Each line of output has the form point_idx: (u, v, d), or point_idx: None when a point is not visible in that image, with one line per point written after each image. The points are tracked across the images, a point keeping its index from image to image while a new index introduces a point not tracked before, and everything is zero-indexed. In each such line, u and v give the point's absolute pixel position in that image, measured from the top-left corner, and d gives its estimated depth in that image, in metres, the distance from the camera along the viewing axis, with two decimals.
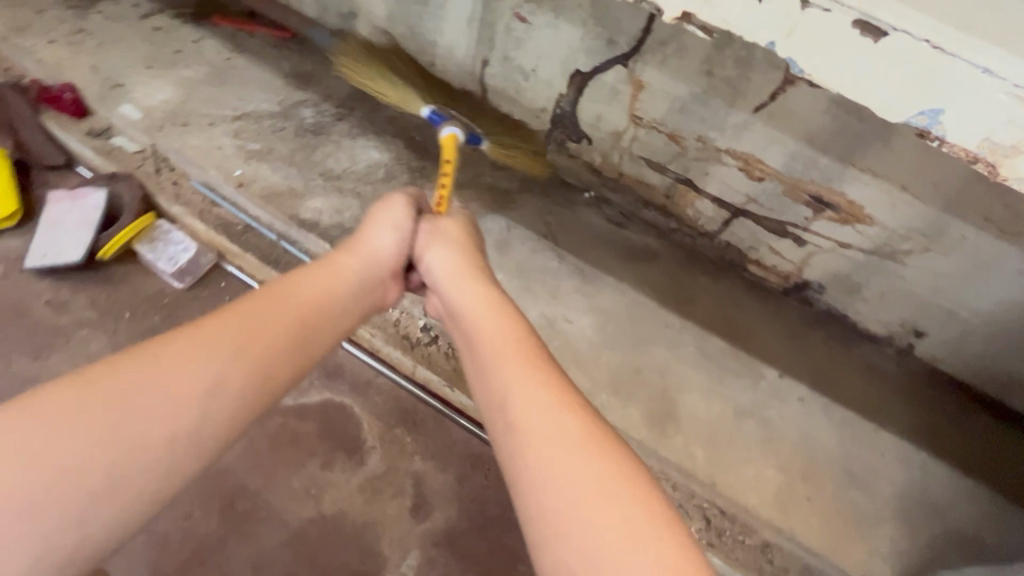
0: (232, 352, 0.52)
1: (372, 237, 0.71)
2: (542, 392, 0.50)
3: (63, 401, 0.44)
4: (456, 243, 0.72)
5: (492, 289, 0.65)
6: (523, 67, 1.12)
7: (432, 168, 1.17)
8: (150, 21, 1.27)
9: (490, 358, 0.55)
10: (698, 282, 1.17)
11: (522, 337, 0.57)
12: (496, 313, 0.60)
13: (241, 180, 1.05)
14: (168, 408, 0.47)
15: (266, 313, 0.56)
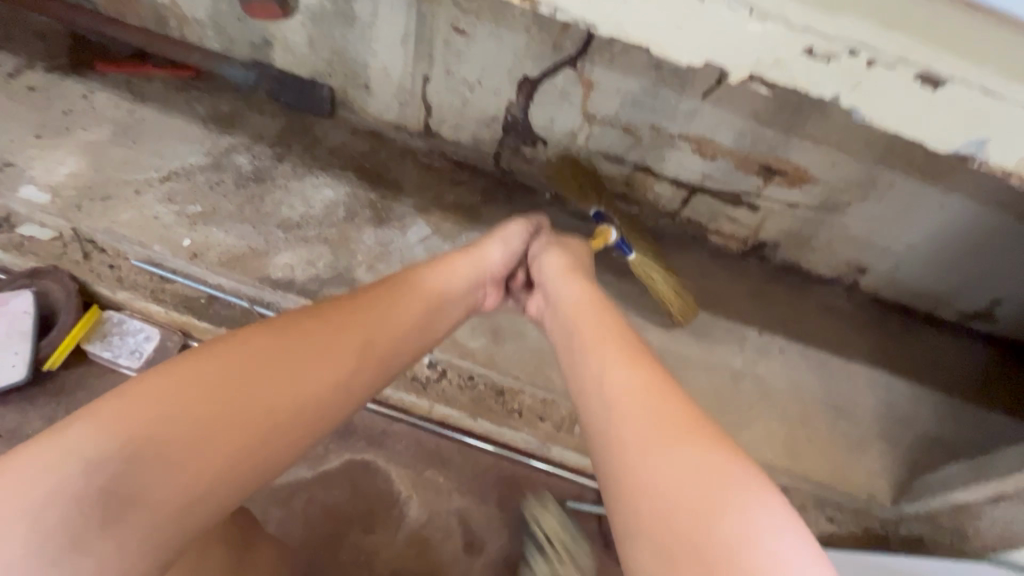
0: (327, 362, 0.55)
1: (490, 253, 0.82)
2: (649, 385, 0.56)
3: (244, 363, 0.51)
4: (569, 264, 0.82)
5: (598, 303, 0.72)
6: (468, 80, 1.09)
7: (393, 197, 1.13)
8: (23, 81, 1.10)
9: (599, 352, 0.62)
10: (669, 261, 1.23)
11: (621, 342, 0.63)
12: (603, 324, 0.67)
13: (192, 249, 0.95)
14: (268, 407, 0.50)
15: (392, 312, 0.64)
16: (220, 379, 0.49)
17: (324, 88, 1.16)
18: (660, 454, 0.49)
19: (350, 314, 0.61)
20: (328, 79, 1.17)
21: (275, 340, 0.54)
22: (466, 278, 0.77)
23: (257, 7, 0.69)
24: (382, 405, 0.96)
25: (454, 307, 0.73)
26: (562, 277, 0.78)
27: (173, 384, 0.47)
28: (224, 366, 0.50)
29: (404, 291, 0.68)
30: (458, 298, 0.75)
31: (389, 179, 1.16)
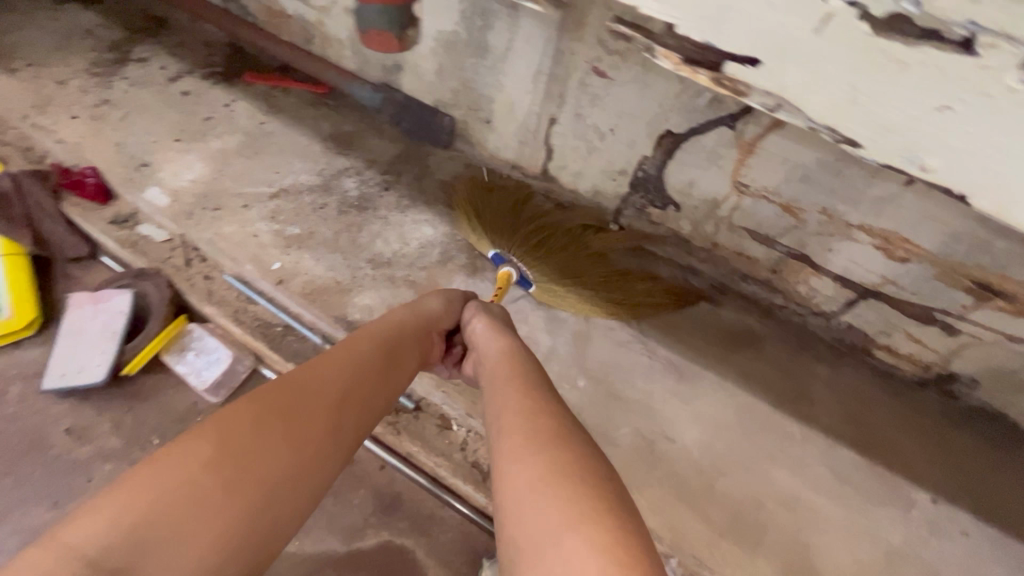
0: (315, 413, 0.55)
1: (429, 301, 0.74)
2: (540, 439, 0.52)
3: (211, 445, 0.50)
4: (495, 322, 0.73)
5: (510, 349, 0.68)
6: (599, 127, 0.95)
7: (492, 245, 1.02)
8: (179, 84, 1.16)
9: (496, 406, 0.59)
10: (815, 373, 0.97)
11: (522, 387, 0.60)
12: (507, 375, 0.62)
13: (282, 274, 0.92)
14: (261, 477, 0.50)
15: (351, 371, 0.60)
16: (209, 465, 0.49)
17: (446, 118, 1.09)
18: (548, 518, 0.45)
19: (331, 365, 0.60)
20: (450, 109, 1.10)
21: (253, 406, 0.53)
22: (415, 328, 0.70)
23: (375, 39, 0.61)
24: (435, 483, 0.85)
25: (410, 357, 0.68)
26: (493, 340, 0.69)
27: (160, 469, 0.48)
28: (206, 449, 0.49)
29: (371, 342, 0.65)
30: (416, 346, 0.69)
31: None
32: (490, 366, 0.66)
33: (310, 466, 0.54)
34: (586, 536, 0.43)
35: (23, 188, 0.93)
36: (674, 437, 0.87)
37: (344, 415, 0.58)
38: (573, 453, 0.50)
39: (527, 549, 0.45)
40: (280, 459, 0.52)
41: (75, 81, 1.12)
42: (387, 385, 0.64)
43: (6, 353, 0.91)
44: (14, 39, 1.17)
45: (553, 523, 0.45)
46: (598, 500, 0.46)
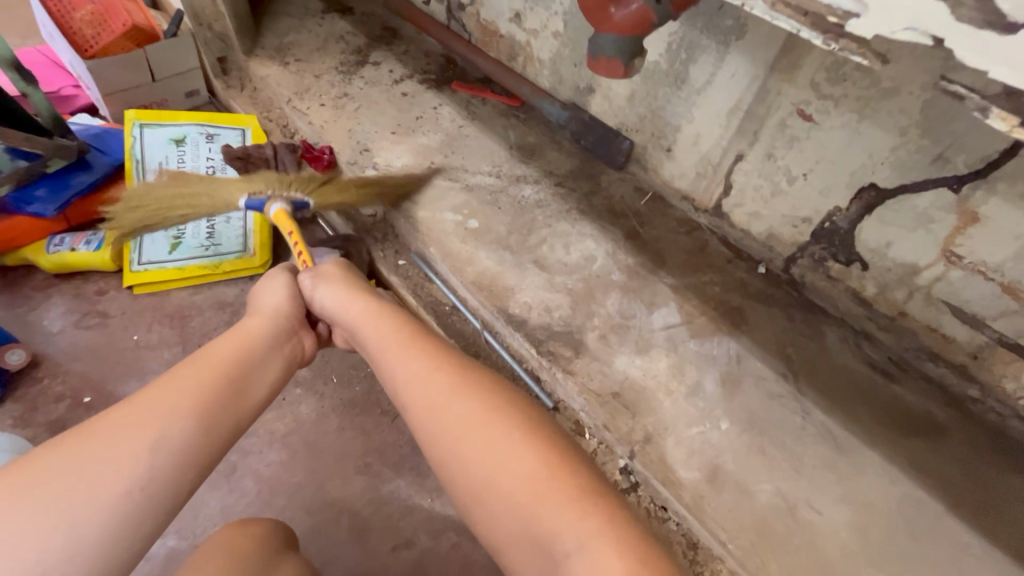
0: (192, 417, 0.60)
1: (263, 296, 0.81)
2: (462, 395, 0.62)
3: (82, 443, 0.54)
4: (346, 286, 0.80)
5: (383, 317, 0.74)
6: (791, 169, 0.92)
7: (652, 269, 1.03)
8: (401, 86, 1.36)
9: (410, 374, 0.66)
10: (1011, 485, 0.82)
11: (411, 348, 0.69)
12: (398, 343, 0.69)
13: (458, 260, 1.03)
14: (146, 458, 0.56)
15: (208, 369, 0.65)
16: (80, 457, 0.53)
17: (626, 142, 1.14)
18: (491, 455, 0.57)
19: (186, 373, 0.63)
20: (632, 134, 1.14)
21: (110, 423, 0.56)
22: (274, 322, 0.77)
23: (603, 65, 0.67)
24: None
25: (272, 354, 0.73)
26: (351, 299, 0.77)
27: (41, 468, 0.52)
28: (81, 463, 0.53)
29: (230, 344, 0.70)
30: (280, 339, 0.75)
31: (656, 249, 1.06)
32: (366, 330, 0.74)
33: (191, 461, 0.59)
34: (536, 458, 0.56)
35: (280, 159, 1.18)
36: (821, 509, 0.80)
37: (224, 415, 0.63)
38: (493, 399, 0.62)
39: (484, 485, 0.57)
40: (161, 461, 0.56)
41: (326, 76, 1.36)
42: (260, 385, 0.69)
43: (243, 284, 1.13)
44: (289, 38, 1.45)
45: (505, 456, 0.57)
46: (538, 431, 0.59)
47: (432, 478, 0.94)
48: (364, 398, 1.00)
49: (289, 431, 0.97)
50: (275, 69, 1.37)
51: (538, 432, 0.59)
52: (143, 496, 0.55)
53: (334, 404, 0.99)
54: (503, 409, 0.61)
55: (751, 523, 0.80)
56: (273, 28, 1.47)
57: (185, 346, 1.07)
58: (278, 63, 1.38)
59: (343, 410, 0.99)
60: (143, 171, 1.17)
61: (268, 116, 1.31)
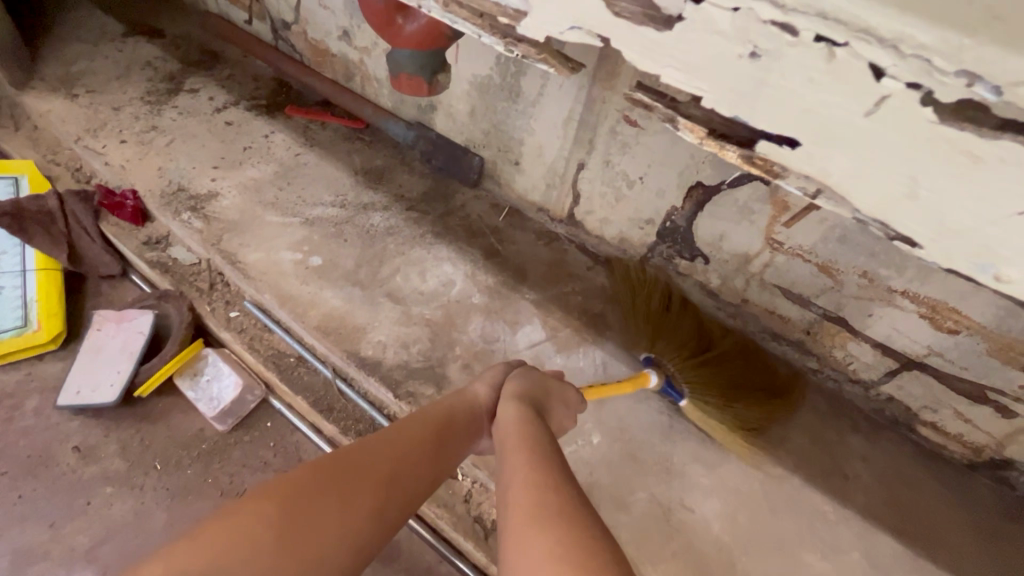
0: (359, 503, 0.51)
1: (478, 389, 0.69)
2: (562, 552, 0.42)
3: (275, 516, 0.47)
4: (527, 391, 0.68)
5: (528, 434, 0.58)
6: (628, 174, 0.93)
7: (513, 286, 1.00)
8: (224, 114, 1.21)
9: (518, 506, 0.48)
10: (850, 447, 0.89)
11: (537, 474, 0.52)
12: (533, 464, 0.53)
13: (298, 304, 0.91)
14: (321, 547, 0.48)
15: (395, 459, 0.56)
16: (269, 533, 0.46)
17: (475, 158, 1.10)
18: None
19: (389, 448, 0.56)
20: (480, 150, 1.11)
21: (324, 490, 0.50)
22: (466, 409, 0.66)
23: (405, 83, 0.62)
24: (436, 535, 0.81)
25: (452, 454, 0.62)
26: (505, 416, 0.63)
27: (219, 538, 0.45)
28: (266, 542, 0.46)
29: (428, 422, 0.62)
30: (467, 427, 0.65)
31: (516, 264, 1.03)
32: (501, 440, 0.59)
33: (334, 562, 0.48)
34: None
35: (70, 211, 0.98)
36: (692, 506, 0.82)
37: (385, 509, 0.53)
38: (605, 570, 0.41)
39: None
40: None
41: (128, 108, 1.17)
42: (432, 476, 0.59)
43: (28, 366, 0.92)
44: (79, 66, 1.24)
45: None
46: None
47: None
48: (197, 482, 0.84)
49: (101, 541, 0.79)
50: (60, 102, 1.16)
51: None
52: None
53: (159, 495, 0.83)
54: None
55: (629, 535, 0.79)
56: (57, 57, 1.25)
57: None
58: (64, 96, 1.17)
59: (172, 500, 0.83)
60: None
61: (55, 159, 1.10)
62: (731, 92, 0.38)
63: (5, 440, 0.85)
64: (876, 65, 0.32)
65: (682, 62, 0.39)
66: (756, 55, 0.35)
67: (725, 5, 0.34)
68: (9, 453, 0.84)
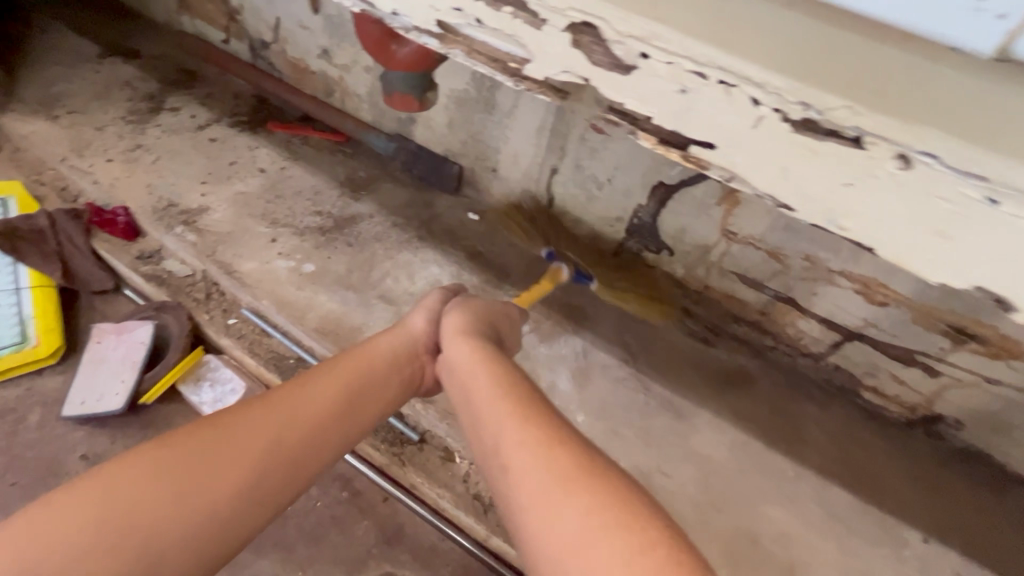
0: (223, 475, 0.53)
1: (408, 320, 0.72)
2: (538, 443, 0.51)
3: (142, 476, 0.51)
4: (471, 320, 0.70)
5: (480, 348, 0.64)
6: (598, 177, 1.03)
7: (496, 284, 1.08)
8: (207, 131, 1.25)
9: (479, 398, 0.57)
10: (805, 413, 1.00)
11: (497, 380, 0.59)
12: (489, 367, 0.60)
13: (295, 309, 0.96)
14: (205, 501, 0.52)
15: (289, 411, 0.58)
16: (136, 501, 0.49)
17: (455, 167, 1.18)
18: (550, 501, 0.46)
19: (265, 416, 0.58)
20: (459, 158, 1.18)
21: (168, 470, 0.52)
22: (388, 350, 0.69)
23: (397, 100, 0.69)
24: (438, 515, 0.87)
25: (374, 394, 0.65)
26: (455, 343, 0.65)
27: (83, 502, 0.49)
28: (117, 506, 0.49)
29: (327, 380, 0.63)
30: (389, 373, 0.67)
31: (498, 263, 1.11)
32: (464, 369, 0.62)
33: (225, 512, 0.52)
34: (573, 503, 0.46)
35: (61, 228, 1.00)
36: (670, 473, 0.90)
37: (263, 475, 0.55)
38: (553, 439, 0.51)
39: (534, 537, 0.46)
40: (166, 536, 0.49)
41: (111, 127, 1.20)
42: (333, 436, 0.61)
43: (28, 381, 0.94)
44: (57, 88, 1.26)
45: (534, 494, 0.48)
46: (579, 468, 0.48)
47: (300, 548, 0.86)
48: None
49: None
50: (42, 124, 1.18)
51: (612, 469, 0.48)
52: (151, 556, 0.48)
53: None
54: (574, 450, 0.50)
55: None
56: (34, 79, 1.27)
57: None
58: (45, 118, 1.19)
59: None
60: None
61: (39, 179, 1.12)
62: (673, 119, 0.44)
63: (10, 453, 0.87)
64: (785, 109, 0.38)
65: (632, 96, 0.44)
66: (687, 92, 0.42)
67: (662, 58, 0.41)
68: (16, 467, 0.86)
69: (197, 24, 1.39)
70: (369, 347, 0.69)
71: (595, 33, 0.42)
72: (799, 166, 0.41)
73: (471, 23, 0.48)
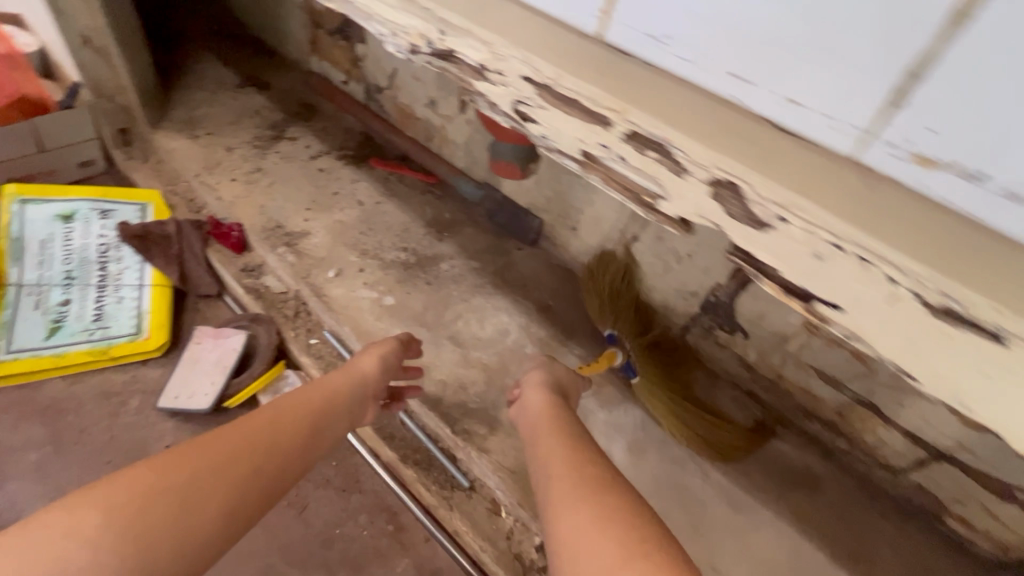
0: (232, 483, 0.59)
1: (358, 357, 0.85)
2: (613, 519, 0.52)
3: (135, 484, 0.53)
4: (551, 381, 0.80)
5: (549, 406, 0.74)
6: (678, 250, 1.03)
7: (563, 341, 1.10)
8: (317, 161, 1.37)
9: (544, 446, 0.66)
10: (877, 529, 0.93)
11: (562, 444, 0.66)
12: (547, 426, 0.70)
13: (372, 338, 1.02)
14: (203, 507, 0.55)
15: (277, 423, 0.67)
16: (130, 504, 0.51)
17: (536, 220, 1.23)
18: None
19: (259, 423, 0.66)
20: (541, 213, 1.23)
21: (183, 467, 0.57)
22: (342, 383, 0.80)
23: (502, 167, 0.73)
24: (476, 567, 0.87)
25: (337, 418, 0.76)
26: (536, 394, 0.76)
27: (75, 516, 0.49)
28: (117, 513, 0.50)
29: (304, 400, 0.73)
30: (349, 403, 0.78)
31: (566, 321, 1.13)
32: (535, 423, 0.72)
33: (211, 519, 0.55)
34: (608, 534, 0.51)
35: (184, 236, 1.13)
36: (721, 569, 0.86)
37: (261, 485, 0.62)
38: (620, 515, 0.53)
39: None
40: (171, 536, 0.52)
41: (239, 150, 1.35)
42: (318, 443, 0.72)
43: (134, 368, 1.04)
44: (200, 112, 1.43)
45: (573, 524, 0.53)
46: (622, 510, 0.53)
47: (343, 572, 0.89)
48: None
49: None
50: (183, 142, 1.33)
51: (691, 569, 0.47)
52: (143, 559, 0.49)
53: None
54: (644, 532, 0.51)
55: None
56: (184, 101, 1.45)
57: (59, 443, 0.95)
58: (186, 137, 1.34)
59: None
60: (21, 250, 1.06)
61: (174, 190, 1.26)
62: (803, 276, 0.45)
63: (111, 433, 0.97)
64: (922, 292, 0.38)
65: (766, 248, 0.45)
66: (822, 258, 0.42)
67: (802, 225, 0.41)
68: (112, 446, 0.95)
69: (324, 65, 1.55)
70: (335, 377, 0.79)
71: (732, 188, 0.43)
72: (918, 339, 0.41)
73: (614, 159, 0.51)
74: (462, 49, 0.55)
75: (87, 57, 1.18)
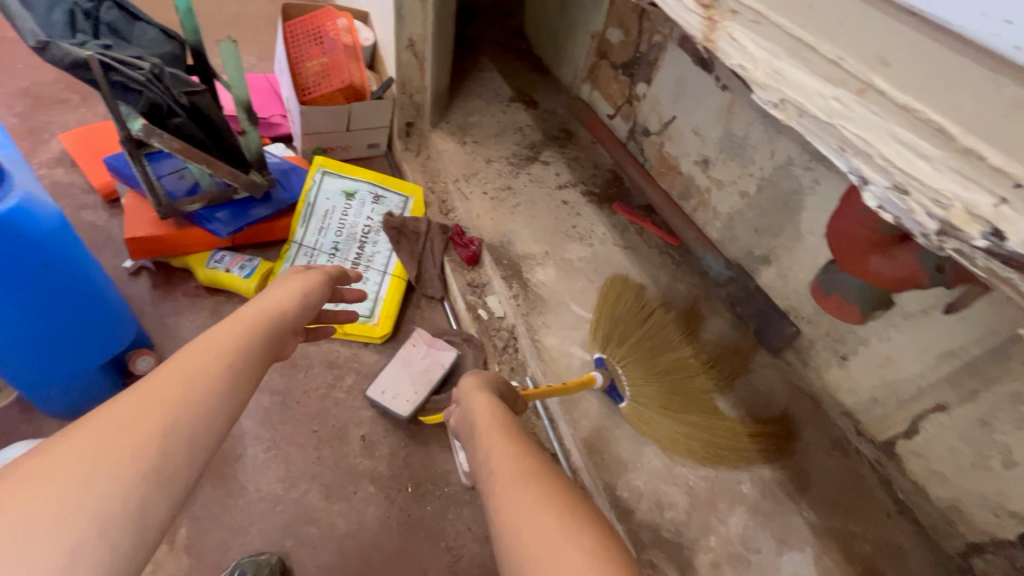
0: (176, 396, 0.45)
1: (284, 279, 0.70)
2: (508, 446, 0.56)
3: (84, 442, 0.39)
4: (484, 382, 0.75)
5: (496, 407, 0.67)
6: (1012, 454, 0.75)
7: (791, 494, 0.89)
8: (562, 192, 1.32)
9: (484, 433, 0.61)
10: None
11: (496, 424, 0.62)
12: (494, 427, 0.61)
13: (575, 408, 0.97)
14: (166, 445, 0.42)
15: (225, 330, 0.55)
16: (94, 453, 0.39)
17: (791, 328, 1.02)
18: (513, 486, 0.49)
19: (181, 370, 0.47)
20: (801, 323, 1.02)
21: (120, 402, 0.43)
22: (287, 296, 0.66)
23: (833, 303, 0.61)
24: None
25: (291, 331, 0.64)
26: (478, 398, 0.69)
27: (30, 474, 0.36)
28: (72, 448, 0.38)
29: (228, 334, 0.54)
30: (274, 335, 0.59)
31: (799, 467, 0.92)
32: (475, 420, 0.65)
33: (167, 442, 0.42)
34: (537, 496, 0.48)
35: (431, 235, 1.20)
36: None
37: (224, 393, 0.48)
38: (512, 442, 0.58)
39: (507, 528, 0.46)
40: (121, 463, 0.39)
41: (496, 164, 1.36)
42: (282, 340, 0.61)
43: (355, 348, 1.10)
44: (473, 118, 1.48)
45: (516, 496, 0.48)
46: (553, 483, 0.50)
47: None
48: (431, 520, 0.92)
49: (350, 532, 0.90)
50: (452, 145, 1.40)
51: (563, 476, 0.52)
52: (116, 486, 0.38)
53: (401, 516, 0.92)
54: (523, 450, 0.56)
55: None
56: (461, 104, 1.51)
57: (286, 397, 1.01)
58: (456, 142, 1.40)
59: (408, 526, 0.91)
60: (310, 214, 1.23)
61: (432, 189, 1.35)
62: None
63: (323, 402, 1.02)
64: None
65: None
66: None
67: None
68: (320, 416, 1.00)
69: (593, 93, 1.48)
70: (284, 287, 0.68)
71: None
72: None
73: None
74: (936, 167, 0.33)
75: (406, 58, 1.29)
